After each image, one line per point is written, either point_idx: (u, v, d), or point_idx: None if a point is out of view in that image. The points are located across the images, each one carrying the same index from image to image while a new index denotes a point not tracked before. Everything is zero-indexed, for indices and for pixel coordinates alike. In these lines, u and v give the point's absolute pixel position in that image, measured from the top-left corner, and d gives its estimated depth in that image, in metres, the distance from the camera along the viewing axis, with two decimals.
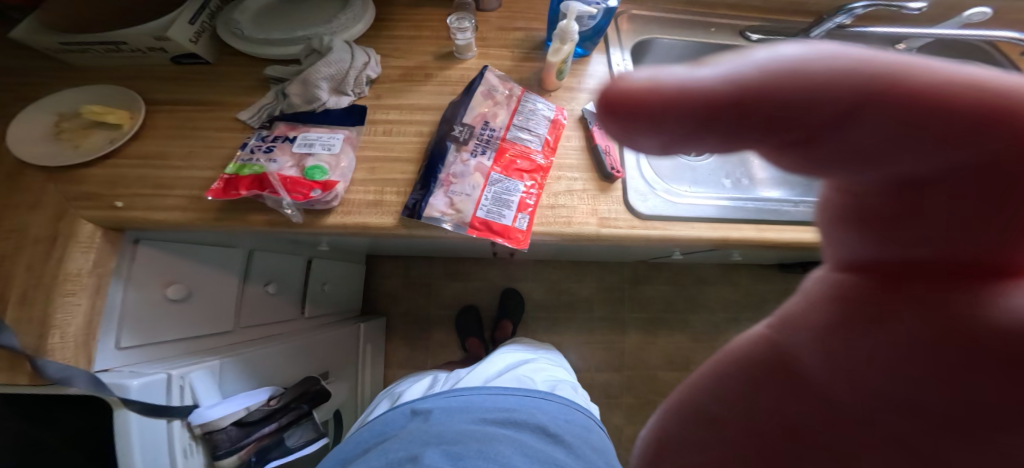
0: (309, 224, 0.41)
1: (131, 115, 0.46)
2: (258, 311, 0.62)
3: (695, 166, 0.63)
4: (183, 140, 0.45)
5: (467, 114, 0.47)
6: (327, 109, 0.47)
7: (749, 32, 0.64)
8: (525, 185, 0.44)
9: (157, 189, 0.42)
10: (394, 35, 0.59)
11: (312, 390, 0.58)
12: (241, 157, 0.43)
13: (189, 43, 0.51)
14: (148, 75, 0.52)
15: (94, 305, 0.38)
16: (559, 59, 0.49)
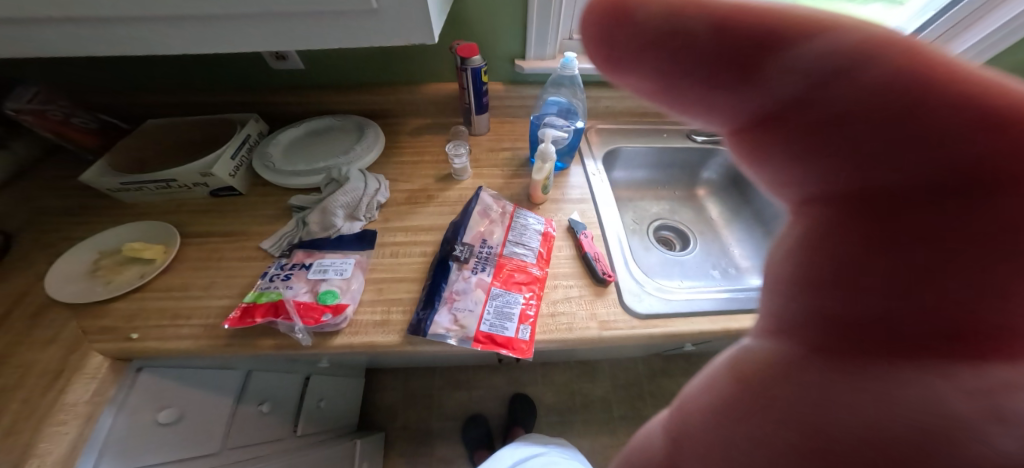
0: (318, 346, 0.41)
1: (165, 249, 0.51)
2: (250, 434, 0.58)
3: (681, 260, 0.68)
4: (205, 271, 0.49)
5: (466, 234, 0.52)
6: (341, 234, 0.52)
7: (694, 134, 0.72)
8: (524, 297, 0.47)
9: (173, 319, 0.44)
10: (399, 161, 0.69)
11: None
12: (260, 286, 0.46)
13: (228, 177, 0.58)
14: (186, 208, 0.58)
15: (81, 434, 0.37)
16: (542, 175, 0.56)
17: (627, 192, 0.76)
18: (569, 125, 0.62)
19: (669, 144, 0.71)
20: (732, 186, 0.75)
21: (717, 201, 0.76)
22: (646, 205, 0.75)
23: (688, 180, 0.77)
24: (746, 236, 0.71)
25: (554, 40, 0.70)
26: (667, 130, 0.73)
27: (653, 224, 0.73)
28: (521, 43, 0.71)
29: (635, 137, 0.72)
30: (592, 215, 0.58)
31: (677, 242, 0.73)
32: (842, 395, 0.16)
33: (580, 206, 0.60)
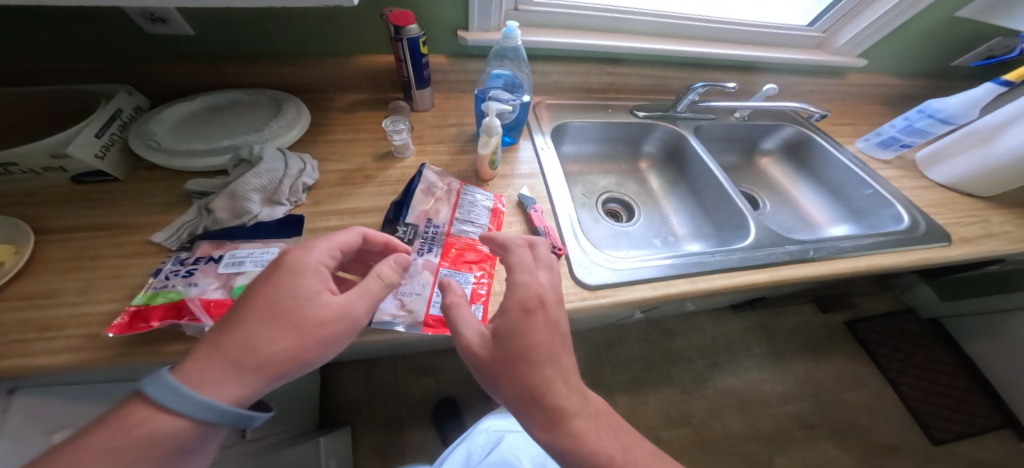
0: None
1: (15, 249, 0.39)
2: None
3: (626, 231, 0.70)
4: (78, 273, 0.38)
5: (409, 214, 0.48)
6: (258, 221, 0.45)
7: (637, 110, 0.74)
8: (475, 276, 0.44)
9: (43, 331, 0.34)
10: (331, 139, 0.61)
11: None
12: (153, 285, 0.36)
13: (94, 159, 0.47)
14: (37, 198, 0.46)
15: None
16: (489, 150, 0.54)
17: (575, 167, 0.76)
18: (514, 99, 0.59)
19: (613, 120, 0.72)
20: (669, 161, 0.79)
21: (657, 173, 0.80)
22: (594, 180, 0.77)
23: (632, 155, 0.80)
24: (683, 207, 0.76)
25: (497, 10, 0.66)
26: (611, 106, 0.74)
27: (602, 196, 0.75)
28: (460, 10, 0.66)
29: (583, 113, 0.72)
30: (542, 190, 0.58)
31: (624, 213, 0.75)
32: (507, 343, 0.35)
33: (530, 182, 0.58)
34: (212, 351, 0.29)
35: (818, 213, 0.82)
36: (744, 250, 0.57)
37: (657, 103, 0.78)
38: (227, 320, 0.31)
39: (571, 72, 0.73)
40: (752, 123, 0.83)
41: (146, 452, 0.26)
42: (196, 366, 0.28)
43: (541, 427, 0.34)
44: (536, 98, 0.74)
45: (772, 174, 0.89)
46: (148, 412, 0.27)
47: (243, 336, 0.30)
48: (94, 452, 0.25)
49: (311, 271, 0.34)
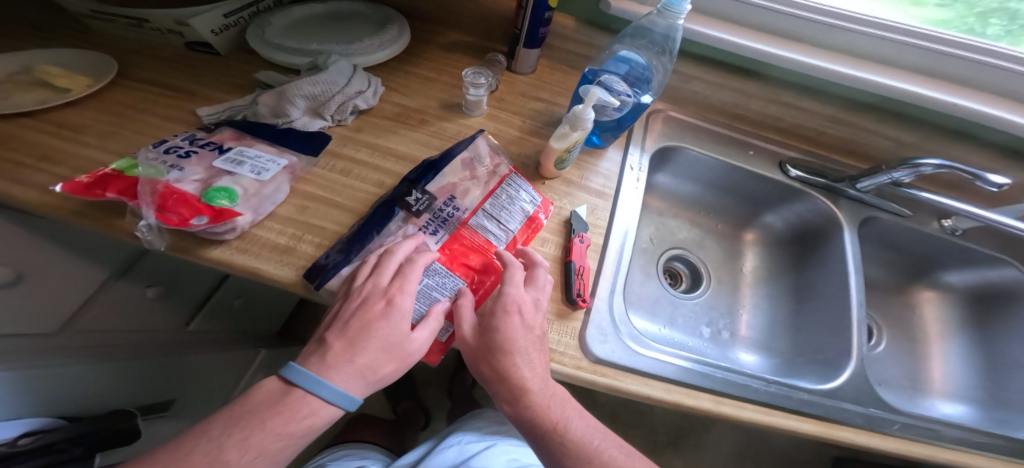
0: (191, 251, 0.32)
1: (89, 82, 0.43)
2: (121, 313, 0.51)
3: (678, 302, 0.53)
4: (115, 121, 0.41)
5: (434, 181, 0.39)
6: (291, 127, 0.42)
7: (789, 166, 0.52)
8: (466, 287, 0.35)
9: (41, 161, 0.35)
10: (412, 73, 0.54)
11: (116, 427, 0.47)
12: (146, 154, 0.34)
13: (209, 34, 0.48)
14: (155, 54, 0.50)
15: None
16: (563, 145, 0.41)
17: (659, 202, 0.58)
18: (631, 97, 0.43)
19: (747, 166, 0.53)
20: (790, 245, 0.57)
21: (763, 254, 0.58)
22: (675, 226, 0.59)
23: (741, 217, 0.59)
24: (760, 309, 0.54)
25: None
26: (756, 147, 0.54)
27: (670, 251, 0.57)
28: None
29: (709, 143, 0.54)
30: (603, 216, 0.44)
31: (685, 280, 0.57)
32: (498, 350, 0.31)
33: (594, 201, 0.45)
34: (335, 375, 0.27)
35: (938, 378, 0.50)
36: (811, 390, 0.39)
37: (829, 166, 0.54)
38: (341, 345, 0.28)
39: (722, 86, 0.54)
40: (955, 243, 0.50)
41: (276, 456, 0.25)
42: (331, 384, 0.27)
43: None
44: (663, 106, 0.57)
45: (917, 311, 0.55)
46: (293, 415, 0.26)
47: (360, 363, 0.28)
48: (237, 449, 0.24)
49: (403, 315, 0.30)
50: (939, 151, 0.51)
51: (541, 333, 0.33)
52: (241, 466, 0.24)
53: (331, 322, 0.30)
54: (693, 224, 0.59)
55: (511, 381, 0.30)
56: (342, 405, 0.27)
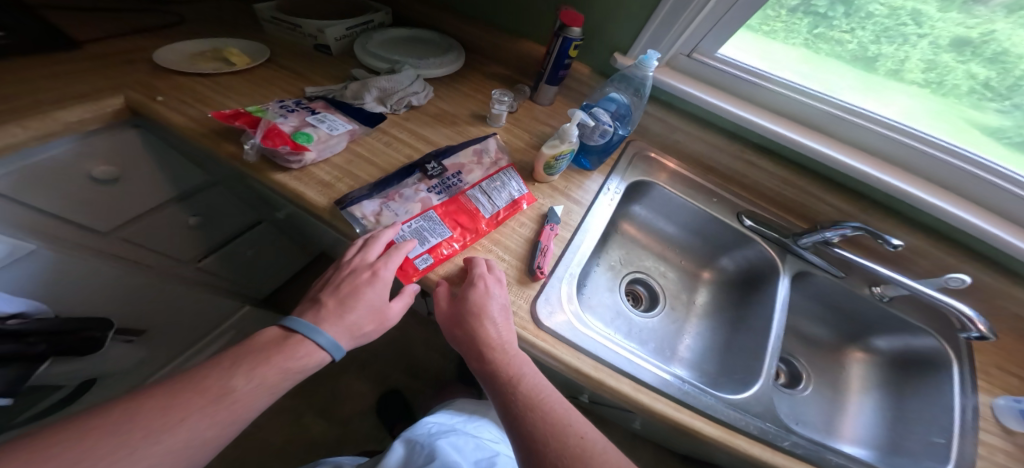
0: (261, 171, 0.48)
1: (248, 62, 0.64)
2: (166, 232, 0.69)
3: (634, 317, 0.60)
4: (242, 86, 0.60)
5: (450, 159, 0.52)
6: (361, 107, 0.57)
7: (745, 216, 0.62)
8: (450, 236, 0.45)
9: (197, 103, 0.55)
10: (455, 88, 0.69)
11: (78, 337, 0.59)
12: (270, 108, 0.53)
13: (333, 40, 0.68)
14: (289, 49, 0.70)
15: (27, 144, 0.44)
16: (552, 152, 0.53)
17: (632, 229, 0.68)
18: (611, 127, 0.57)
19: (711, 211, 0.62)
20: (740, 286, 0.65)
21: (714, 293, 0.67)
22: (642, 254, 0.67)
23: (699, 257, 0.69)
24: (700, 334, 0.61)
25: (666, 46, 0.65)
26: (719, 196, 0.64)
27: (633, 274, 0.66)
28: (631, 32, 0.66)
29: (684, 186, 0.65)
30: (575, 219, 0.55)
31: (645, 301, 0.65)
32: (463, 315, 0.40)
33: (571, 205, 0.56)
34: (328, 327, 0.37)
35: (847, 426, 0.56)
36: (720, 398, 0.44)
37: (777, 222, 0.62)
38: (331, 305, 0.38)
39: (698, 138, 0.66)
40: (884, 309, 0.58)
41: (275, 386, 0.34)
42: (325, 333, 0.36)
43: (513, 427, 0.37)
44: (635, 142, 0.69)
45: (844, 369, 0.63)
46: (294, 355, 0.35)
47: (350, 320, 0.38)
48: (240, 381, 0.32)
49: (382, 284, 0.39)
50: (876, 223, 0.60)
51: (506, 302, 0.42)
52: (245, 390, 0.32)
53: (327, 287, 0.40)
54: (658, 257, 0.67)
55: (478, 331, 0.39)
56: (332, 351, 0.36)
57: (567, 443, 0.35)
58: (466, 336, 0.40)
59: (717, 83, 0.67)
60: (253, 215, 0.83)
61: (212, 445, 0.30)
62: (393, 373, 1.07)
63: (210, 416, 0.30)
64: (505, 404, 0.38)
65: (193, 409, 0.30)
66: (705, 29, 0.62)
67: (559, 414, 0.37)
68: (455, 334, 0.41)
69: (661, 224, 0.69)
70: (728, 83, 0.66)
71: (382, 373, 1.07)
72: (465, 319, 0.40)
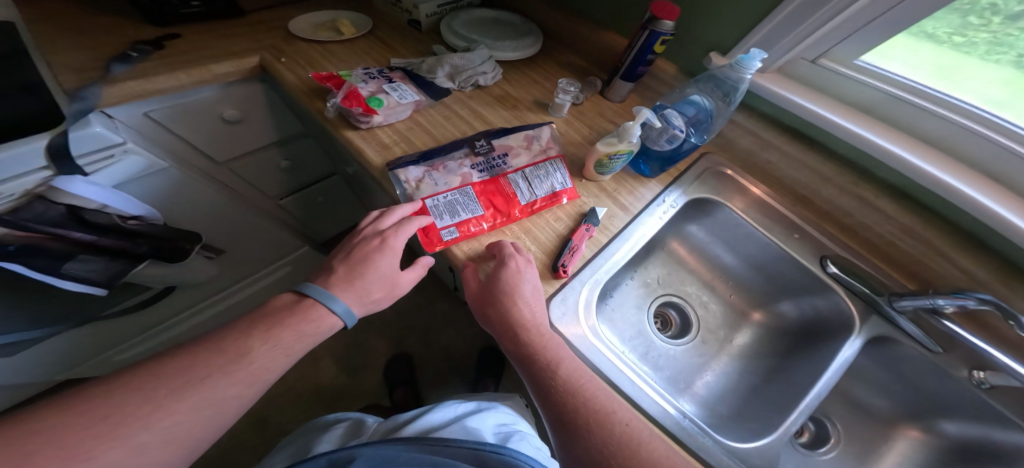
0: (335, 127, 0.53)
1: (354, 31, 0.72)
2: (263, 170, 0.82)
3: (661, 339, 0.63)
4: (341, 52, 0.68)
5: (500, 140, 0.52)
6: (432, 81, 0.60)
7: (830, 261, 0.58)
8: (480, 215, 0.46)
9: (308, 66, 0.64)
10: (525, 73, 0.69)
11: (178, 246, 0.71)
12: (357, 73, 0.58)
13: (424, 16, 0.72)
14: (386, 22, 0.76)
15: (181, 87, 0.57)
16: (607, 150, 0.49)
17: (682, 250, 0.69)
18: (682, 133, 0.52)
19: (790, 247, 0.59)
20: (796, 334, 0.64)
21: (759, 336, 0.67)
22: (687, 279, 0.69)
23: (753, 295, 0.68)
24: (725, 375, 0.61)
25: (786, 47, 0.57)
26: (802, 232, 0.60)
27: (671, 296, 0.68)
28: (738, 29, 0.59)
29: (763, 215, 0.62)
30: (617, 225, 0.51)
31: (675, 327, 0.67)
32: (495, 295, 0.40)
33: (616, 210, 0.52)
34: (341, 295, 0.41)
35: None
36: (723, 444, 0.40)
37: (878, 278, 0.56)
38: (343, 277, 0.42)
39: (796, 160, 0.61)
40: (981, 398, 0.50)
41: (293, 346, 0.38)
42: (340, 301, 0.40)
43: (553, 412, 0.36)
44: (711, 154, 0.67)
45: (889, 444, 0.59)
46: (306, 318, 0.39)
47: (360, 287, 0.41)
48: (256, 343, 0.37)
49: (391, 252, 0.42)
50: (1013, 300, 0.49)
51: (537, 284, 0.42)
52: (261, 349, 0.37)
53: (343, 255, 0.43)
54: (703, 285, 0.69)
55: (511, 311, 0.39)
56: (344, 318, 0.40)
57: (613, 430, 0.34)
58: (499, 317, 0.40)
59: (850, 99, 0.58)
60: (328, 168, 0.95)
61: (241, 397, 0.35)
62: (419, 338, 1.14)
63: (228, 374, 0.34)
64: (542, 389, 0.37)
65: (215, 367, 0.34)
66: (847, 31, 0.53)
67: (600, 399, 0.36)
68: (489, 314, 0.41)
69: (719, 252, 0.69)
70: (863, 97, 0.57)
71: (410, 335, 1.14)
72: (497, 299, 0.40)
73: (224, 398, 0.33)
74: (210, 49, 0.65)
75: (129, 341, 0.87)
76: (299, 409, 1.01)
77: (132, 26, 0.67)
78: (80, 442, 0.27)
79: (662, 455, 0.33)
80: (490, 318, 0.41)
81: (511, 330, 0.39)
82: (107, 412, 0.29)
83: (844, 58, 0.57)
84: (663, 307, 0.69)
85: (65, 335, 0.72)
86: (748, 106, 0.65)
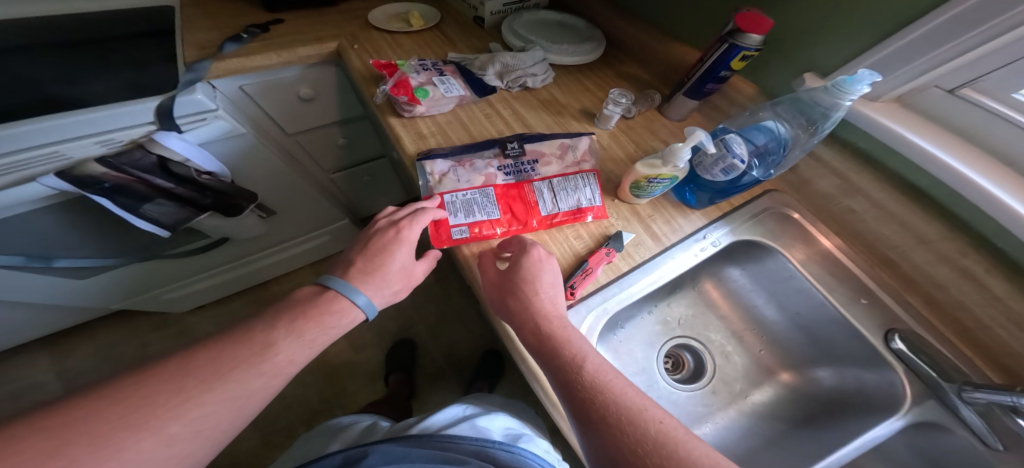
0: (381, 112, 0.55)
1: (423, 24, 0.75)
2: (326, 145, 0.90)
3: (666, 381, 0.64)
4: (404, 42, 0.71)
5: (533, 145, 0.51)
6: (481, 78, 0.61)
7: (896, 336, 0.52)
8: (496, 219, 0.45)
9: (373, 53, 0.68)
10: (579, 79, 0.67)
11: (234, 204, 0.80)
12: (413, 63, 0.60)
13: (489, 14, 0.73)
14: (453, 17, 0.78)
15: (269, 66, 0.65)
16: (646, 172, 0.45)
17: (716, 294, 0.68)
18: (743, 165, 0.45)
19: (850, 315, 0.55)
20: (826, 404, 0.60)
21: (780, 398, 0.63)
22: (713, 325, 0.68)
23: (788, 357, 0.65)
24: (726, 430, 0.61)
25: (908, 76, 0.48)
26: (871, 297, 0.55)
27: (689, 340, 0.68)
28: (844, 50, 0.51)
29: (822, 271, 0.58)
30: (642, 254, 0.49)
31: (685, 372, 0.67)
32: (518, 285, 0.39)
33: (644, 238, 0.50)
34: (367, 290, 0.41)
35: None
36: None
37: (959, 364, 0.48)
38: (360, 267, 0.42)
39: (889, 215, 0.53)
40: None
41: (313, 342, 0.39)
42: (363, 294, 0.41)
43: (579, 408, 0.33)
44: (777, 192, 0.61)
45: None
46: (329, 309, 0.40)
47: (380, 280, 0.42)
48: (279, 336, 0.38)
49: (407, 243, 0.43)
50: None
51: (556, 281, 0.41)
52: (282, 342, 0.37)
53: (360, 245, 0.44)
54: (730, 335, 0.68)
55: (536, 301, 0.39)
56: (365, 311, 0.41)
57: (647, 427, 0.30)
58: (520, 307, 0.38)
59: (991, 146, 0.47)
60: (379, 150, 1.01)
61: (266, 389, 0.36)
62: (438, 325, 1.17)
63: (253, 366, 0.35)
64: (567, 383, 0.34)
65: (240, 359, 0.35)
66: (997, 60, 0.42)
67: (627, 396, 0.33)
68: (508, 305, 0.39)
69: (759, 302, 0.66)
70: (1014, 146, 0.45)
71: (429, 320, 1.18)
72: (520, 288, 0.39)
73: (252, 389, 0.34)
74: (298, 32, 0.73)
75: (186, 277, 1.00)
76: (320, 369, 1.08)
77: (250, 11, 0.78)
78: (113, 433, 0.27)
79: (704, 453, 0.29)
80: (508, 309, 0.39)
81: (531, 322, 0.38)
82: (140, 403, 0.30)
83: (994, 90, 0.45)
84: (678, 350, 0.69)
85: (128, 268, 0.86)
86: (842, 139, 0.56)
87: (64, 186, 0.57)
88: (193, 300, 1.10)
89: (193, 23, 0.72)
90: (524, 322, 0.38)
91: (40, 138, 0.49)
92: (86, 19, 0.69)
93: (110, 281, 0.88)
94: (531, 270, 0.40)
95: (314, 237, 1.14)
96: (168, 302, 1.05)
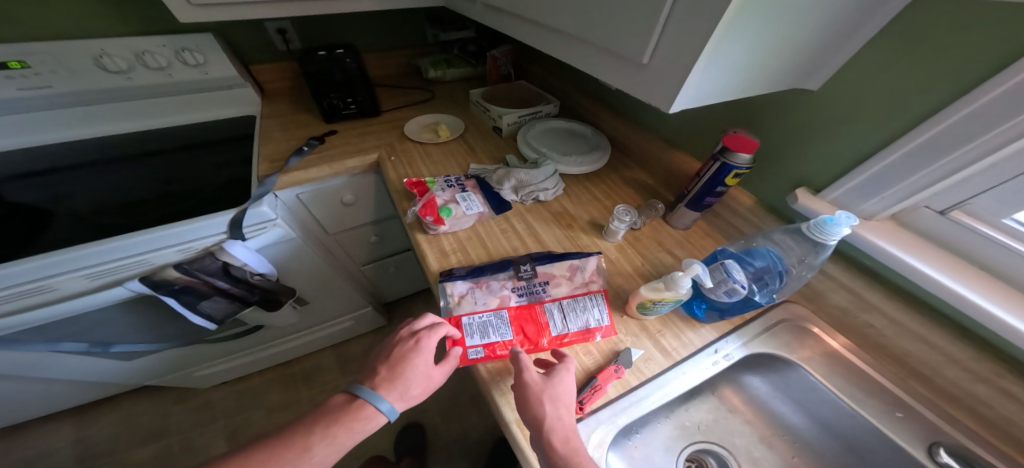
0: (410, 227, 0.62)
1: (450, 134, 0.85)
2: (359, 242, 0.99)
3: None
4: (435, 155, 0.81)
5: (545, 266, 0.56)
6: (498, 192, 0.68)
7: (940, 449, 0.51)
8: (510, 339, 0.49)
9: (407, 165, 0.77)
10: (587, 189, 0.74)
11: (274, 299, 0.87)
12: (441, 180, 0.68)
13: (507, 125, 0.83)
14: (477, 127, 0.89)
15: (323, 176, 0.76)
16: (651, 296, 0.50)
17: (737, 399, 0.67)
18: (743, 289, 0.48)
19: (886, 428, 0.54)
20: None
21: None
22: (737, 430, 0.66)
23: None
24: None
25: (894, 197, 0.50)
26: (906, 412, 0.54)
27: (710, 445, 0.66)
28: (831, 170, 0.55)
29: (842, 382, 0.58)
30: (651, 371, 0.51)
31: None
32: (555, 391, 0.42)
33: (654, 353, 0.53)
34: (388, 395, 0.45)
35: None
36: None
37: None
38: (385, 375, 0.46)
39: (913, 333, 0.54)
40: None
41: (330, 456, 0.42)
42: (386, 400, 0.44)
43: None
44: (791, 304, 0.64)
45: None
46: (357, 416, 0.43)
47: (402, 386, 0.45)
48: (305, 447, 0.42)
49: (425, 351, 0.47)
50: None
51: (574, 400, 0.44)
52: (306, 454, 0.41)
53: (384, 354, 0.48)
54: (757, 441, 0.65)
55: (564, 413, 0.41)
56: (386, 415, 0.44)
57: None
58: (556, 412, 0.40)
59: (994, 270, 0.48)
60: (406, 244, 1.10)
61: None
62: (453, 406, 1.17)
63: None
64: None
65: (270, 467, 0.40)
66: (985, 184, 0.44)
67: None
68: (540, 408, 0.40)
69: (787, 412, 0.65)
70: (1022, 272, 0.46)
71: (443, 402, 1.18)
72: (555, 396, 0.41)
73: None
74: (346, 142, 0.84)
75: (218, 355, 1.06)
76: None
77: (314, 121, 0.91)
78: None
79: None
80: (540, 412, 0.40)
81: (563, 431, 0.39)
82: None
83: (988, 216, 0.46)
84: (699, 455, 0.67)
85: (172, 350, 0.93)
86: (845, 254, 0.59)
87: (143, 289, 0.66)
88: (219, 376, 1.15)
89: (267, 135, 0.84)
90: (558, 428, 0.39)
91: (136, 248, 0.61)
92: (172, 136, 0.82)
93: (154, 360, 0.94)
94: (566, 379, 0.43)
95: (336, 321, 1.19)
96: (195, 379, 1.10)
